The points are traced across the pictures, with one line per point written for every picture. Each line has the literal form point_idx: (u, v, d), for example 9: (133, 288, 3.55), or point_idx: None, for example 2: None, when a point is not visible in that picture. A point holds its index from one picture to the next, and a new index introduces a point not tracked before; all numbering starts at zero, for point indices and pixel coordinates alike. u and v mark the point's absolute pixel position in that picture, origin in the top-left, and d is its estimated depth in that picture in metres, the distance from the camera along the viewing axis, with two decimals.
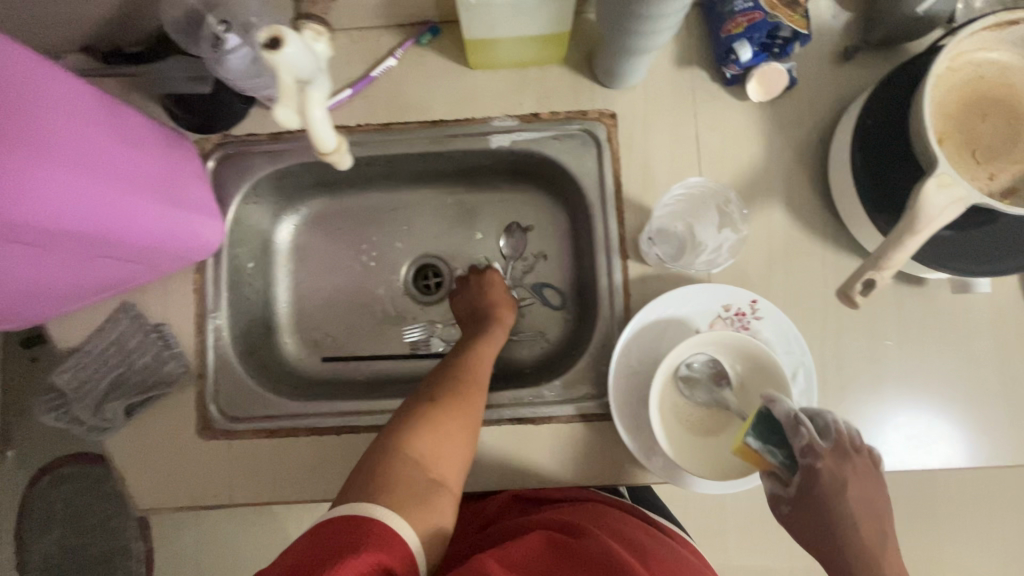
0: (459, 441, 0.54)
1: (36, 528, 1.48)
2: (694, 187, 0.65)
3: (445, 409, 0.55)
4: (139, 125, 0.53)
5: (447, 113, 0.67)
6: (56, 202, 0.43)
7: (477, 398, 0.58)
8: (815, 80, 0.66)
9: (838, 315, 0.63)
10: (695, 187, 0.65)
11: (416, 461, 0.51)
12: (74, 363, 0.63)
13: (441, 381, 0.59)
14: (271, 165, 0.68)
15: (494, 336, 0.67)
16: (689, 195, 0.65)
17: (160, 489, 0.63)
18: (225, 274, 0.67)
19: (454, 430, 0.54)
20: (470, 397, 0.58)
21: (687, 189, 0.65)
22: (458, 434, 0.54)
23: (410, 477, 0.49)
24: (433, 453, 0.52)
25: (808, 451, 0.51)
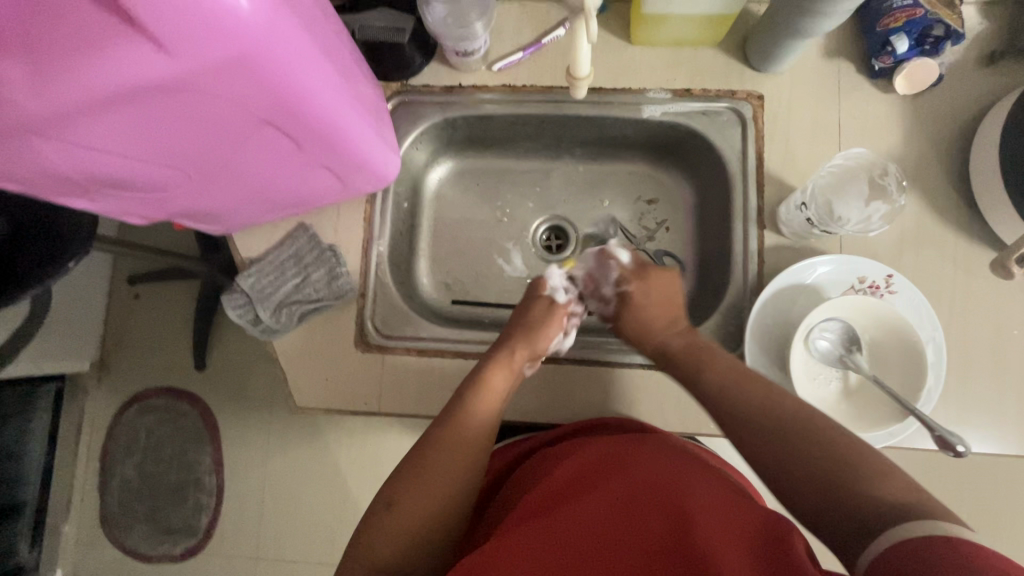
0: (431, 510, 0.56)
1: (119, 452, 1.58)
2: (854, 158, 0.68)
3: (422, 473, 0.58)
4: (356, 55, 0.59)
5: (605, 82, 0.73)
6: (321, 98, 0.48)
7: (456, 450, 0.59)
8: (960, 80, 0.69)
9: (965, 301, 0.66)
10: (855, 158, 0.68)
11: (391, 514, 0.55)
12: (257, 270, 0.71)
13: (439, 429, 0.60)
14: (440, 115, 0.75)
15: (497, 378, 0.64)
16: (846, 166, 0.68)
17: (317, 390, 0.70)
18: (389, 209, 0.75)
19: (435, 481, 0.57)
20: (432, 469, 0.58)
21: (847, 159, 0.68)
22: (437, 488, 0.57)
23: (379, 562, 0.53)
24: (404, 511, 0.55)
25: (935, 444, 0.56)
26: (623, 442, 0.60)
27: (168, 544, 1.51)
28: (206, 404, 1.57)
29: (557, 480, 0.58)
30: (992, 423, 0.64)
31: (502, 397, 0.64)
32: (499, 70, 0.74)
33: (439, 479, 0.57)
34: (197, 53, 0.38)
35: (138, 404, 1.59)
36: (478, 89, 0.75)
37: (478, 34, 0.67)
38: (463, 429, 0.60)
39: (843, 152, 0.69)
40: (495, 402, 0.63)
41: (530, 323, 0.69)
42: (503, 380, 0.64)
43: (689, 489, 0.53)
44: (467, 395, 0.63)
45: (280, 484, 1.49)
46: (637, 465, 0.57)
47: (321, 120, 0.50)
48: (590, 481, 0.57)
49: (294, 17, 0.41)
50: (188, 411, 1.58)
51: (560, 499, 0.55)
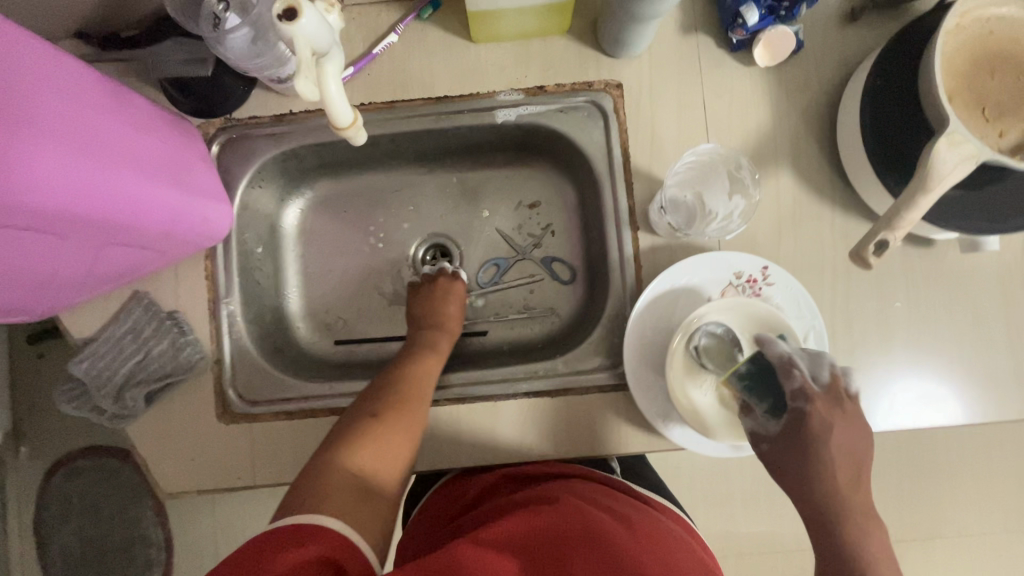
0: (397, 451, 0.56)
1: (54, 520, 1.49)
2: (703, 154, 0.64)
3: (392, 417, 0.57)
4: (125, 99, 0.51)
5: (450, 89, 0.66)
6: (62, 180, 0.42)
7: (421, 411, 0.59)
8: (823, 42, 0.64)
9: (846, 278, 0.64)
10: (704, 154, 0.64)
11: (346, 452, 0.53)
12: (89, 354, 0.63)
13: (388, 391, 0.60)
14: (276, 148, 0.67)
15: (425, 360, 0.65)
16: (698, 162, 0.65)
17: (184, 473, 0.64)
18: (235, 260, 0.67)
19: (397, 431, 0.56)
20: (398, 412, 0.58)
21: (697, 156, 0.64)
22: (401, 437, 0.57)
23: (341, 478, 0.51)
24: (367, 452, 0.54)
25: (800, 394, 0.52)
26: (621, 505, 0.57)
27: None
28: (138, 457, 1.49)
29: (572, 515, 0.52)
30: (880, 400, 0.63)
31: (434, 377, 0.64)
32: None
33: (394, 440, 0.56)
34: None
35: (64, 468, 1.50)
36: (313, 114, 0.67)
37: (287, 58, 0.59)
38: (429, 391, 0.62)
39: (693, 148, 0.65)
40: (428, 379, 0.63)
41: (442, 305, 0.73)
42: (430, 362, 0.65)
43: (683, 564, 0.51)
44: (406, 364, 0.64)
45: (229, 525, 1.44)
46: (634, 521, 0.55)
47: (76, 203, 0.44)
48: (603, 523, 0.52)
49: None
50: (122, 466, 1.50)
51: (573, 536, 0.49)
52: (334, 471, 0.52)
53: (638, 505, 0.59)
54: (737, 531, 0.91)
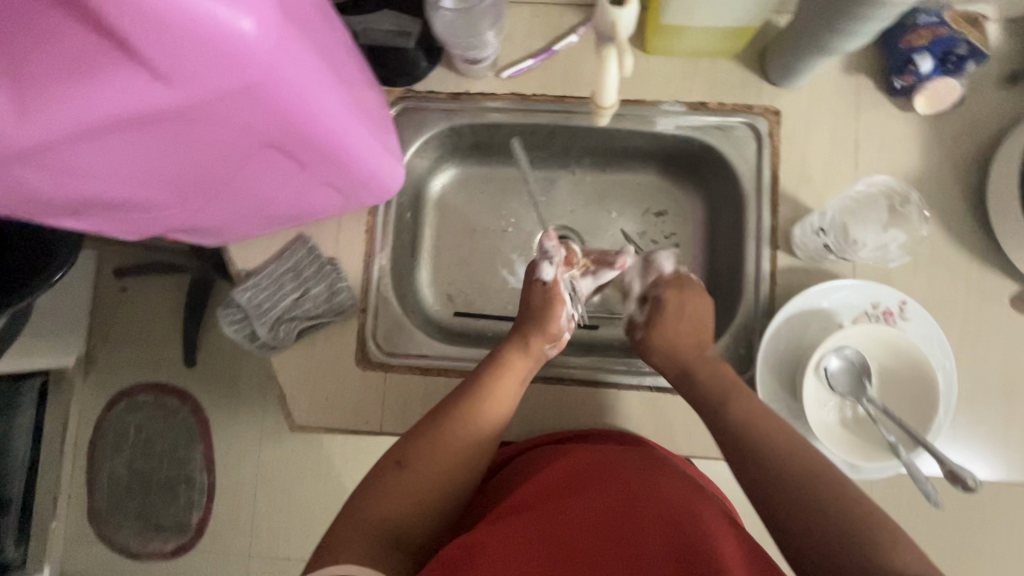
0: (434, 482, 0.59)
1: (108, 448, 1.55)
2: (877, 184, 0.66)
3: (433, 452, 0.60)
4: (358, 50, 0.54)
5: (617, 93, 0.71)
6: (331, 116, 0.45)
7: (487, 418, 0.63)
8: (981, 100, 0.67)
9: (977, 326, 0.65)
10: (878, 185, 0.66)
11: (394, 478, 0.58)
12: (253, 285, 0.68)
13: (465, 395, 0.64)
14: (445, 122, 0.72)
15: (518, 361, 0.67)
16: (868, 192, 0.66)
17: (317, 409, 0.68)
18: (392, 219, 0.72)
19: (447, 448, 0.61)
20: (440, 448, 0.60)
21: (870, 185, 0.66)
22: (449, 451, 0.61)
23: (373, 527, 0.54)
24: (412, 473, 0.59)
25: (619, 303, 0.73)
26: (603, 451, 0.62)
27: (158, 542, 1.50)
28: (196, 401, 1.54)
29: (542, 486, 0.58)
30: (998, 450, 0.64)
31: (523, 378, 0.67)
32: (508, 77, 0.71)
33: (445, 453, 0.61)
34: (197, 82, 0.35)
35: (126, 400, 1.56)
36: (485, 97, 0.72)
37: (488, 43, 0.65)
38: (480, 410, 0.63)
39: (866, 177, 0.67)
40: (517, 382, 0.66)
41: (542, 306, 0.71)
42: (523, 362, 0.67)
43: (679, 502, 0.55)
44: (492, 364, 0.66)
45: (273, 481, 1.47)
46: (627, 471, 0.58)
47: (329, 137, 0.47)
48: (579, 486, 0.58)
49: (301, 34, 0.38)
50: (179, 407, 1.55)
51: (544, 501, 0.56)
52: (368, 501, 0.57)
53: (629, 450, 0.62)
54: None
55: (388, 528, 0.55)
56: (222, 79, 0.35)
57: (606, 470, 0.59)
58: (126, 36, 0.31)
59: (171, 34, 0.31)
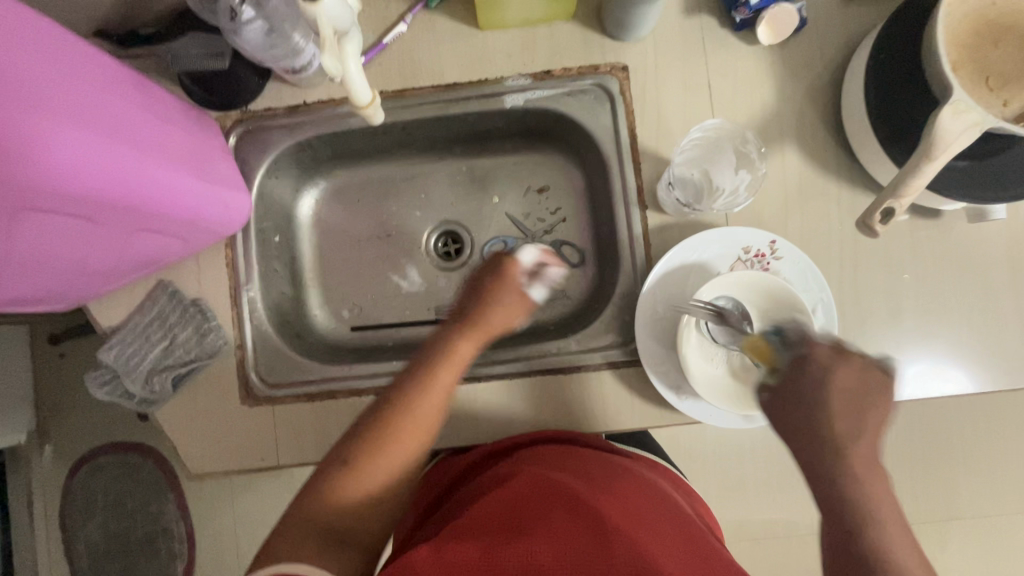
0: (380, 486, 0.55)
1: (79, 516, 1.53)
2: (711, 129, 0.66)
3: (385, 453, 0.55)
4: (142, 89, 0.53)
5: (459, 77, 0.68)
6: (89, 164, 0.43)
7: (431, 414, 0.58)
8: (826, 19, 0.65)
9: (853, 252, 0.64)
10: (713, 130, 0.65)
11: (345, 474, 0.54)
12: (117, 342, 0.65)
13: (413, 386, 0.58)
14: (291, 138, 0.69)
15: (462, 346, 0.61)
16: (706, 138, 0.66)
17: (210, 455, 0.66)
18: (254, 247, 0.69)
19: (403, 444, 0.56)
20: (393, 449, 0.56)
21: (705, 131, 0.66)
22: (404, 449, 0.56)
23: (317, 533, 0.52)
24: (366, 472, 0.54)
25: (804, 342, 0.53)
26: (575, 459, 0.58)
27: None
28: (159, 452, 1.52)
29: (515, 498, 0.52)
30: (890, 371, 0.63)
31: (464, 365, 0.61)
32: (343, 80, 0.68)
33: (401, 452, 0.56)
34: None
35: (87, 465, 1.53)
36: (326, 105, 0.68)
37: (302, 49, 0.61)
38: (426, 408, 0.58)
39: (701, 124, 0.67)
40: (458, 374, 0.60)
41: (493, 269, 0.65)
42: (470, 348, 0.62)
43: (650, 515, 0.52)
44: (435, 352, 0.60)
45: (249, 518, 1.47)
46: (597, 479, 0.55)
47: (103, 185, 0.45)
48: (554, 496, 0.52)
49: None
50: (143, 462, 1.53)
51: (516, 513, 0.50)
52: (319, 500, 0.53)
53: (595, 457, 0.60)
54: (748, 510, 0.93)
55: (336, 526, 0.53)
56: None
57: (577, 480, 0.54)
58: None
59: None
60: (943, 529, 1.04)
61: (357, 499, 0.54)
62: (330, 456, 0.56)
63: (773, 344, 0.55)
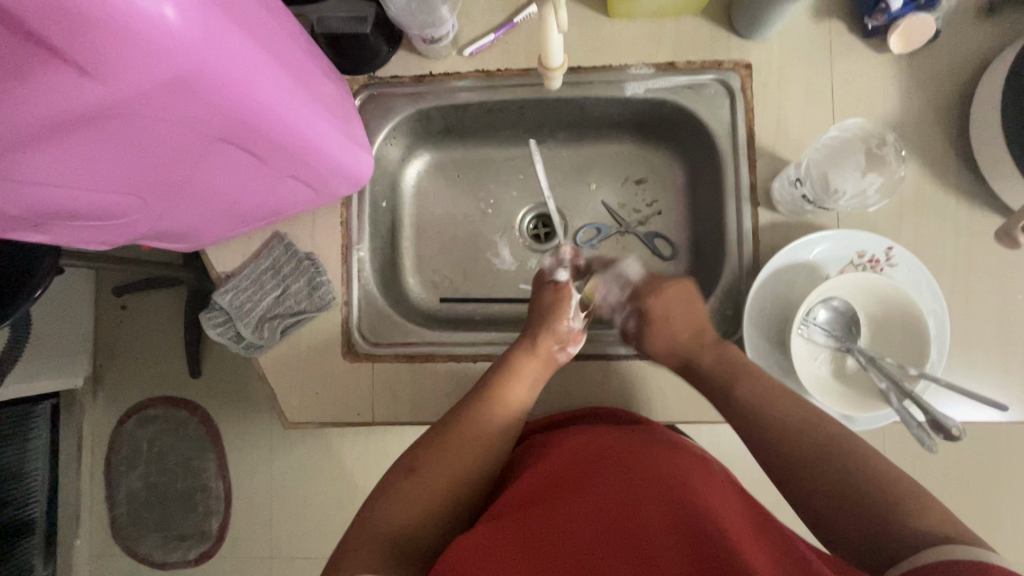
0: (437, 489, 0.58)
1: (123, 464, 1.57)
2: (850, 129, 0.64)
3: (433, 461, 0.59)
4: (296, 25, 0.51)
5: (583, 61, 0.69)
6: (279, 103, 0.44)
7: (489, 419, 0.62)
8: (959, 34, 0.65)
9: (966, 267, 0.64)
10: (851, 129, 0.64)
11: (406, 475, 0.59)
12: (232, 286, 0.68)
13: (477, 395, 0.63)
14: (412, 107, 0.72)
15: (528, 364, 0.65)
16: (841, 138, 0.64)
17: (308, 405, 0.68)
18: (366, 210, 0.72)
19: (453, 459, 0.60)
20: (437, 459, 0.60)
21: (843, 131, 0.64)
22: (455, 463, 0.60)
23: (380, 542, 0.52)
24: (421, 477, 0.58)
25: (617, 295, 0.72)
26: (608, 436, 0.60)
27: (182, 550, 1.53)
28: (206, 411, 1.56)
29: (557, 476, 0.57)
30: (995, 391, 0.63)
31: (535, 382, 0.65)
32: (470, 55, 0.70)
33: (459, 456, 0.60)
34: (117, 84, 0.35)
35: (136, 416, 1.57)
36: (451, 77, 0.70)
37: (445, 19, 0.64)
38: (483, 421, 0.62)
39: (838, 123, 0.66)
40: (529, 387, 0.65)
41: (546, 307, 0.70)
42: (534, 367, 0.65)
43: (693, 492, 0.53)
44: (502, 368, 0.65)
45: (287, 485, 1.49)
46: (633, 465, 0.56)
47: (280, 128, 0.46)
48: (599, 475, 0.56)
49: (231, 19, 0.37)
50: (189, 418, 1.56)
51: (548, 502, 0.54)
52: (384, 502, 0.56)
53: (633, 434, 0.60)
54: None
55: (401, 530, 0.54)
56: (152, 73, 0.35)
57: (599, 468, 0.57)
58: (53, 40, 0.31)
59: (85, 27, 0.31)
60: None
61: (418, 501, 0.57)
62: (394, 470, 0.60)
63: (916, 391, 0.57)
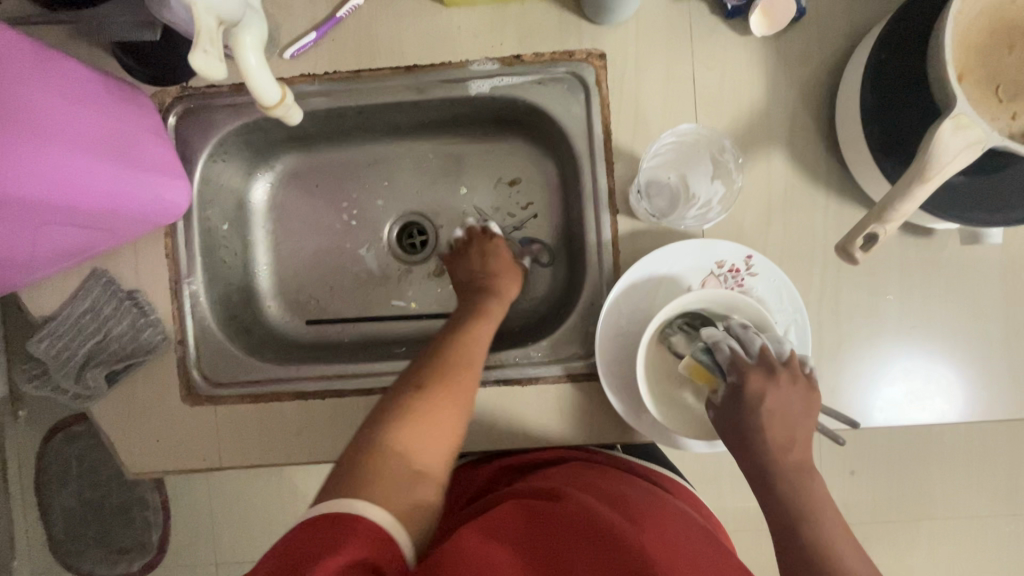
0: (446, 423, 0.52)
1: (53, 484, 1.49)
2: (685, 134, 0.61)
3: (448, 392, 0.54)
4: (67, 68, 0.49)
5: (420, 58, 0.62)
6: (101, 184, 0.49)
7: (472, 374, 0.56)
8: (828, 10, 0.59)
9: (834, 267, 0.60)
10: (687, 135, 0.61)
11: (413, 400, 0.52)
12: (48, 332, 0.61)
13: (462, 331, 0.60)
14: (236, 119, 0.64)
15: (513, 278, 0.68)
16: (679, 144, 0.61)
17: (148, 454, 0.63)
18: (197, 236, 0.65)
19: (456, 393, 0.54)
20: (469, 372, 0.56)
21: (679, 137, 0.61)
22: (468, 386, 0.55)
23: (394, 473, 0.47)
24: (442, 412, 0.52)
25: (732, 366, 0.51)
26: (600, 473, 0.57)
27: (124, 563, 1.52)
28: None
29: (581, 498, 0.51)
30: (864, 396, 0.60)
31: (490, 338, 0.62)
32: (291, 57, 0.61)
33: (456, 396, 0.54)
34: None
35: (63, 433, 1.47)
36: None
37: None
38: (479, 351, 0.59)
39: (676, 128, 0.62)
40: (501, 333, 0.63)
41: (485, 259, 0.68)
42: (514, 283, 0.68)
43: (685, 540, 0.49)
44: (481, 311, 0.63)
45: (226, 493, 1.46)
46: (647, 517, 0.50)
47: (110, 202, 0.51)
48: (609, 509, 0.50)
49: None
50: None
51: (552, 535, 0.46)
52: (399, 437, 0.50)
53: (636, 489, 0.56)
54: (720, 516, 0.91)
55: (417, 470, 0.48)
56: None
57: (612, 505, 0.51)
58: None
59: None
60: (913, 537, 1.04)
61: (427, 438, 0.51)
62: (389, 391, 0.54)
63: (704, 363, 0.53)
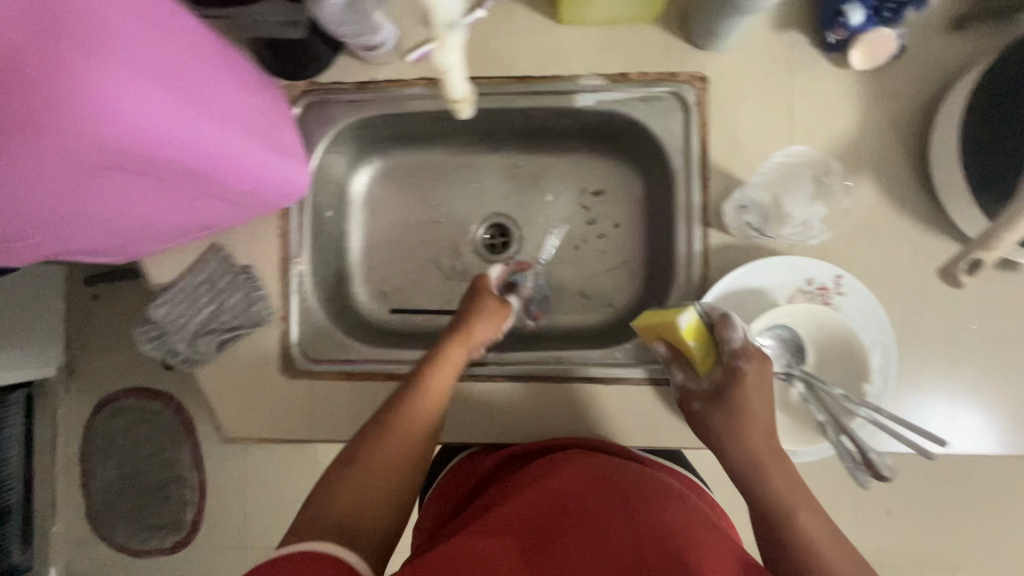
0: (381, 463, 0.55)
1: (98, 454, 1.50)
2: (796, 155, 0.62)
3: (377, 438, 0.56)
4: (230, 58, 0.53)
5: (532, 70, 0.66)
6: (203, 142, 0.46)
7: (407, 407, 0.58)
8: (924, 50, 0.62)
9: (918, 293, 0.62)
10: (797, 155, 0.62)
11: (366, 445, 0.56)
12: (167, 300, 0.66)
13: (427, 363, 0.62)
14: (354, 114, 0.69)
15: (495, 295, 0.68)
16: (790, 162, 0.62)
17: (245, 421, 0.67)
18: (308, 221, 0.69)
19: (386, 440, 0.56)
20: (414, 405, 0.58)
21: (789, 156, 0.62)
22: (398, 427, 0.57)
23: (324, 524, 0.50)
24: (387, 450, 0.56)
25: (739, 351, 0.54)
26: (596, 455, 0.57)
27: (157, 539, 1.48)
28: (180, 403, 1.49)
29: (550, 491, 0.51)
30: (941, 419, 0.61)
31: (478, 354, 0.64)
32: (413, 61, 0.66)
33: (381, 438, 0.56)
34: None
35: (111, 406, 1.50)
36: (394, 85, 0.67)
37: (381, 26, 0.60)
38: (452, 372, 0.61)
39: (785, 148, 0.63)
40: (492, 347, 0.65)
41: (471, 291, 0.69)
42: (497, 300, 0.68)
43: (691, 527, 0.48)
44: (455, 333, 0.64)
45: (262, 480, 1.46)
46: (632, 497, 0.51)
47: (213, 165, 0.49)
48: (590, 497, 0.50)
49: None
50: (162, 409, 1.49)
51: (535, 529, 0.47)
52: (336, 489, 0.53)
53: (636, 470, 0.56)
54: None
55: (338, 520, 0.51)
56: None
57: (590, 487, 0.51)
58: None
59: None
60: None
61: (348, 485, 0.53)
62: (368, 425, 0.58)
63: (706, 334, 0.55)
